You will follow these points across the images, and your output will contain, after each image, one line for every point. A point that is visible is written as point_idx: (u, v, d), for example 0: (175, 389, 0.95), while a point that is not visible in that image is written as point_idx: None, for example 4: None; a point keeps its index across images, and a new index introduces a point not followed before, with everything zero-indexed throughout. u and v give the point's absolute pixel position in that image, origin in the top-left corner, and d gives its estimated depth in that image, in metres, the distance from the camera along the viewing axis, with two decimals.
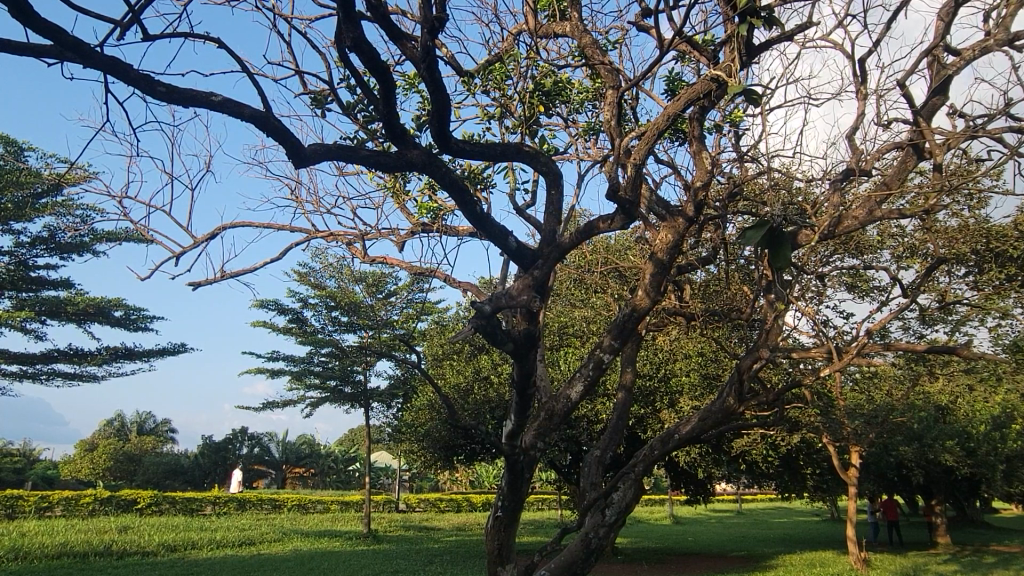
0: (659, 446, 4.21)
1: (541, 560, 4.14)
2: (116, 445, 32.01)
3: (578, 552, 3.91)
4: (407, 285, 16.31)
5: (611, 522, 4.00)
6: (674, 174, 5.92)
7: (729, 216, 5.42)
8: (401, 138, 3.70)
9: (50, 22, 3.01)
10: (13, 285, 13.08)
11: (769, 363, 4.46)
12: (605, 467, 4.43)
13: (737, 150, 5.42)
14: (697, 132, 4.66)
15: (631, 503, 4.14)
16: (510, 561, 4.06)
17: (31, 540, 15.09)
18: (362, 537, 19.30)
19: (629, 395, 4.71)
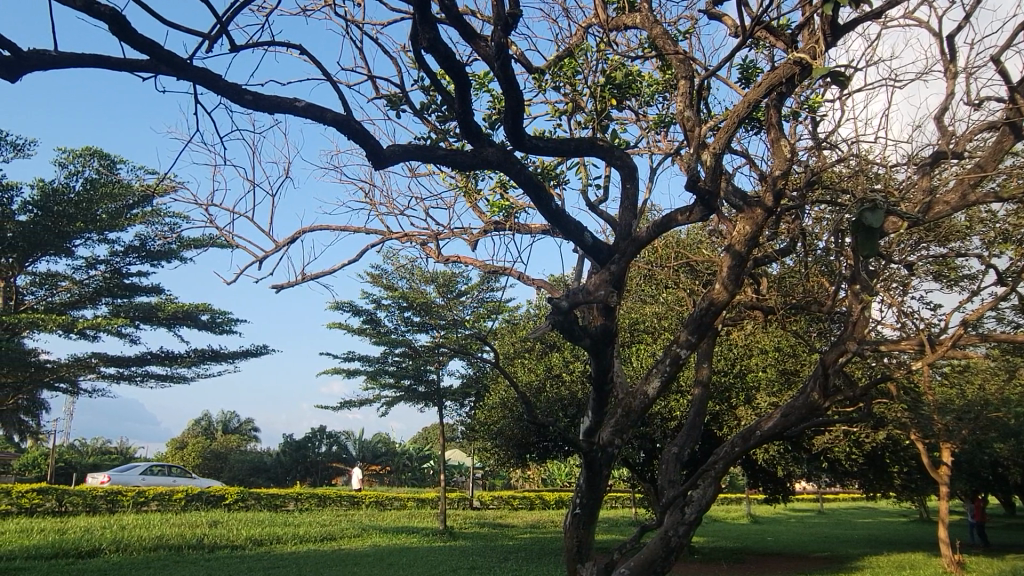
0: (740, 443, 4.06)
1: (620, 559, 4.00)
2: (203, 443, 33.44)
3: (659, 549, 3.79)
4: (478, 284, 16.43)
5: (691, 520, 3.88)
6: (749, 163, 5.77)
7: (809, 205, 5.22)
8: (476, 137, 3.68)
9: (146, 38, 3.13)
10: (110, 292, 13.79)
11: (856, 357, 4.21)
12: (682, 464, 4.29)
13: (816, 137, 5.23)
14: (775, 120, 4.50)
15: (711, 501, 4.01)
16: (589, 560, 3.87)
17: (130, 532, 15.93)
18: (438, 534, 19.56)
19: (706, 392, 4.56)
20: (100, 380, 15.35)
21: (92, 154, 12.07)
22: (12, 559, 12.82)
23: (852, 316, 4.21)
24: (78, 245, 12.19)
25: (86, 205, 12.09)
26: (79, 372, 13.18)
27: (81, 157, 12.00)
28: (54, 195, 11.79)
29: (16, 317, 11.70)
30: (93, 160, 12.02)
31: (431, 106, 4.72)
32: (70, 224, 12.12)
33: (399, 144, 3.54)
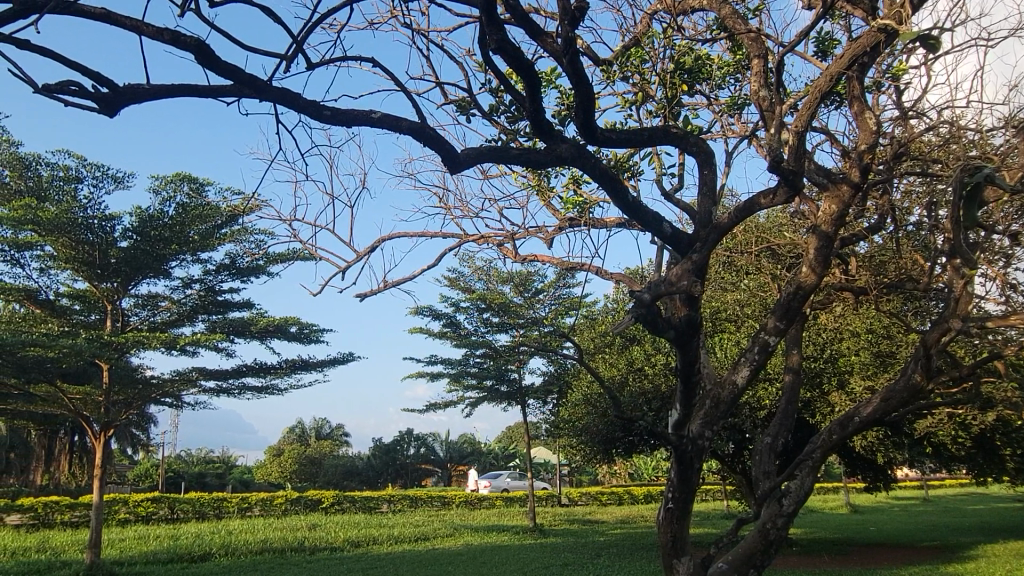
0: (838, 430, 3.85)
1: (717, 554, 3.82)
2: (299, 450, 34.76)
3: (757, 543, 3.63)
4: (554, 281, 16.43)
5: (789, 512, 3.73)
6: (830, 139, 5.54)
7: (897, 179, 4.95)
8: (548, 133, 3.60)
9: (229, 62, 3.20)
10: (205, 309, 14.44)
11: (961, 335, 3.92)
12: (777, 455, 4.08)
13: (901, 108, 4.96)
14: (858, 92, 4.28)
15: (810, 493, 3.84)
16: (686, 555, 3.64)
17: (236, 537, 16.68)
18: (528, 531, 19.65)
19: (797, 379, 4.34)
20: (202, 393, 16.09)
21: (182, 180, 12.68)
22: (133, 564, 13.65)
23: (953, 292, 3.94)
24: (175, 267, 12.86)
25: (180, 227, 12.72)
26: (182, 387, 13.88)
27: (173, 182, 12.64)
28: (151, 221, 12.45)
29: (124, 338, 12.42)
30: (184, 185, 12.62)
31: (499, 107, 4.71)
32: (166, 247, 12.78)
33: (474, 146, 3.51)
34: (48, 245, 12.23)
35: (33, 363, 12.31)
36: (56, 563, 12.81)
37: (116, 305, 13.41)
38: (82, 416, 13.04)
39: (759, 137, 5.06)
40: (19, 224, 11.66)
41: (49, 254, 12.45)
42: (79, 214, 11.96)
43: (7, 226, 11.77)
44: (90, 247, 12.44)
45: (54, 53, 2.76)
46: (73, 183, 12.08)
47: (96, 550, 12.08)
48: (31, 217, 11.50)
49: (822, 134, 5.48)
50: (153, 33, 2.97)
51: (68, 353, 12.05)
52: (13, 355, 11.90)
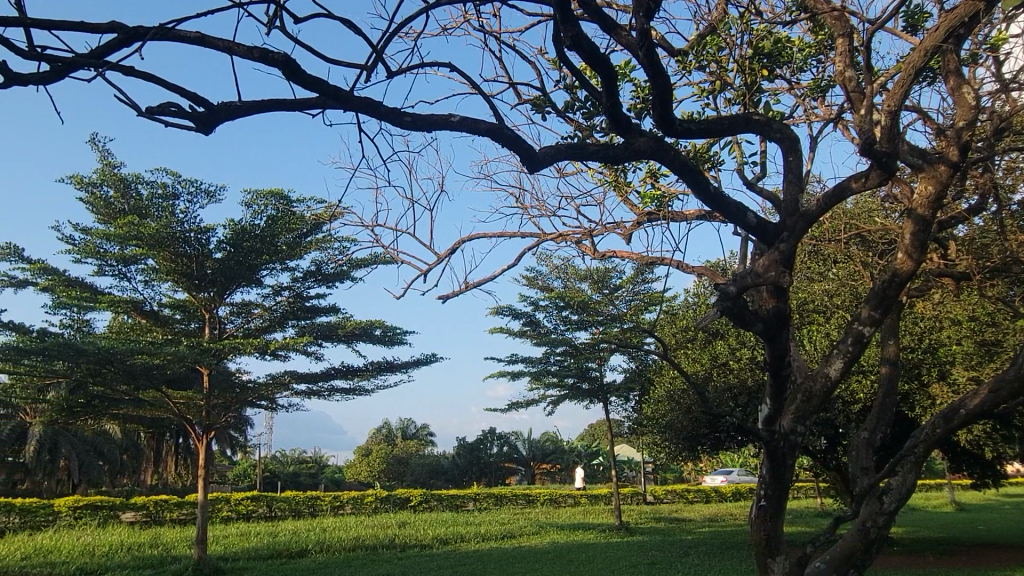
0: (942, 424, 3.53)
1: (815, 551, 3.60)
2: (386, 449, 35.69)
3: (857, 542, 3.39)
4: (632, 276, 16.24)
5: (891, 510, 3.46)
6: (922, 118, 5.29)
7: (999, 156, 4.64)
8: (625, 127, 3.44)
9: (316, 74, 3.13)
10: (294, 314, 15.02)
11: None
12: (875, 451, 3.87)
13: (1000, 80, 4.66)
14: (953, 66, 4.04)
15: (912, 489, 3.60)
16: (781, 555, 3.36)
17: (330, 534, 17.24)
18: (614, 529, 19.50)
19: (894, 371, 4.08)
20: (294, 396, 16.73)
21: (271, 192, 13.21)
22: (237, 559, 14.34)
23: None
24: (266, 276, 13.43)
25: (270, 238, 13.27)
26: (276, 390, 14.44)
27: (262, 196, 13.20)
28: (243, 234, 13.02)
29: (222, 344, 13.06)
30: (272, 198, 13.14)
31: (573, 104, 4.62)
32: (258, 257, 13.37)
33: (552, 144, 3.40)
34: (151, 259, 12.95)
35: (141, 370, 13.09)
36: (167, 558, 13.60)
37: (214, 314, 14.12)
38: (186, 419, 13.79)
39: (846, 119, 4.86)
40: (125, 240, 12.43)
41: (152, 268, 13.18)
42: (177, 228, 12.65)
43: (114, 242, 12.56)
44: (188, 259, 13.15)
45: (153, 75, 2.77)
46: (171, 199, 12.79)
47: (202, 546, 12.74)
48: (135, 233, 12.21)
49: (913, 113, 5.24)
50: (244, 52, 2.96)
51: (172, 359, 12.76)
52: (124, 363, 12.70)
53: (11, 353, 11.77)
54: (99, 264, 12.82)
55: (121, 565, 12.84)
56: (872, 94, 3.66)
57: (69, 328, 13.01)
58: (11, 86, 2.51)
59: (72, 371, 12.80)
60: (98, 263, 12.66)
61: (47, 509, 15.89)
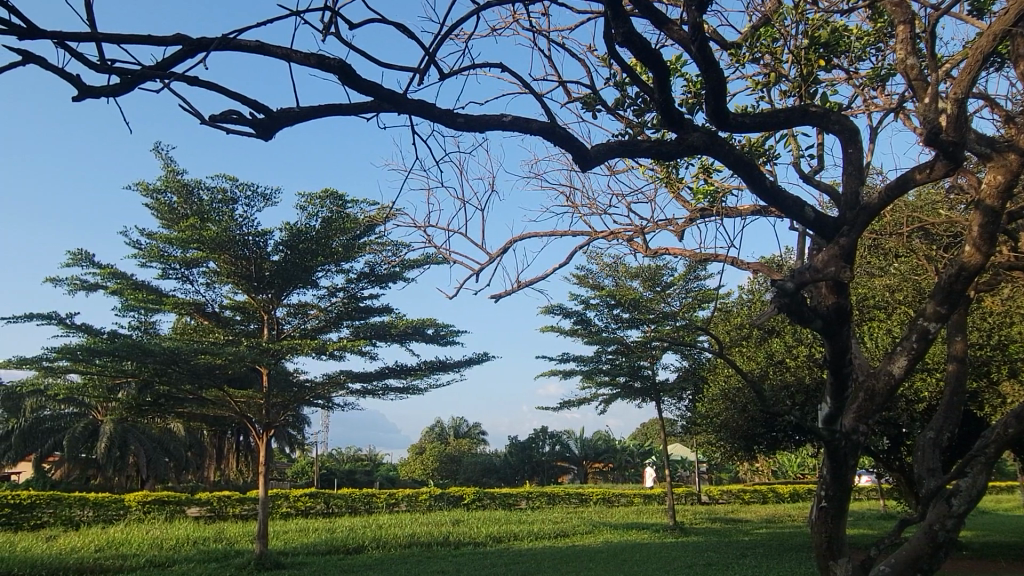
0: (1015, 422, 3.26)
1: (878, 556, 3.36)
2: (439, 448, 36.05)
3: (923, 545, 3.13)
4: (685, 273, 16.02)
5: (960, 512, 3.17)
6: (990, 104, 5.09)
7: None
8: (678, 123, 3.32)
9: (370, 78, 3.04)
10: (349, 315, 15.30)
11: None
12: (945, 453, 3.70)
13: None
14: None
15: (984, 491, 3.25)
16: (844, 557, 3.25)
17: (386, 531, 17.51)
18: (668, 529, 19.30)
19: (963, 369, 3.90)
20: (350, 395, 17.04)
21: (326, 195, 13.49)
22: (296, 554, 14.71)
23: None
24: (321, 277, 13.72)
25: (324, 239, 13.56)
26: (332, 389, 14.72)
27: (317, 198, 13.48)
28: (299, 236, 13.32)
29: (280, 345, 13.39)
30: (327, 199, 13.43)
31: (623, 101, 4.55)
32: (313, 258, 13.66)
33: (603, 142, 3.30)
34: (212, 261, 13.38)
35: (205, 369, 13.53)
36: (231, 552, 14.02)
37: (272, 315, 14.49)
38: (246, 417, 14.20)
39: (908, 108, 4.70)
40: (186, 244, 12.85)
41: (213, 270, 13.62)
42: (236, 232, 13.03)
43: (177, 246, 13.00)
44: (247, 262, 13.53)
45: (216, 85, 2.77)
46: (230, 204, 13.17)
47: (264, 541, 13.09)
48: (197, 236, 12.61)
49: (980, 99, 5.04)
50: (302, 59, 2.92)
51: (233, 359, 13.15)
52: (188, 363, 13.15)
53: (84, 354, 12.33)
54: (163, 268, 13.29)
55: (187, 558, 13.31)
56: (937, 80, 3.52)
57: (137, 330, 13.53)
58: (83, 98, 2.58)
59: (139, 372, 13.31)
60: (162, 267, 13.14)
61: (118, 503, 16.57)
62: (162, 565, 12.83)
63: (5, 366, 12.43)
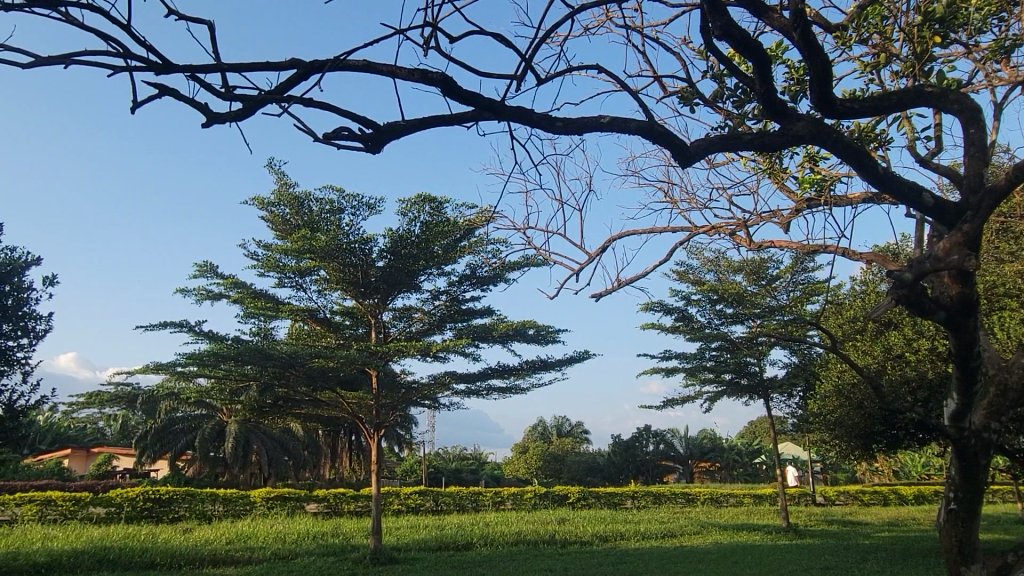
0: None
1: (1016, 562, 3.19)
2: (542, 447, 36.30)
3: None
4: (791, 266, 15.48)
5: None
6: None
7: None
8: (781, 113, 3.22)
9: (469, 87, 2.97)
10: (452, 317, 15.70)
11: None
12: None
13: None
14: None
15: None
16: (978, 563, 3.09)
17: (494, 529, 17.85)
18: (782, 531, 18.67)
19: None
20: (455, 396, 17.44)
21: (424, 201, 13.92)
22: (408, 550, 15.27)
23: None
24: (424, 280, 14.15)
25: (425, 244, 13.99)
26: (437, 390, 15.14)
27: (416, 204, 13.94)
28: (401, 241, 13.84)
29: (387, 347, 13.91)
30: (426, 204, 13.85)
31: (723, 94, 4.37)
32: (415, 263, 14.13)
33: (702, 137, 3.23)
34: (322, 270, 14.05)
35: (319, 372, 14.25)
36: (348, 547, 14.73)
37: (379, 319, 15.07)
38: (358, 418, 14.83)
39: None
40: (299, 254, 13.57)
41: (323, 278, 14.30)
42: (344, 240, 13.66)
43: (292, 256, 13.73)
44: (354, 269, 14.13)
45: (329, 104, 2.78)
46: (337, 214, 13.83)
47: (378, 536, 13.63)
48: (308, 246, 13.32)
49: None
50: (406, 75, 2.87)
51: (345, 362, 13.77)
52: (304, 366, 13.88)
53: (211, 359, 13.27)
54: (279, 277, 14.10)
55: (308, 552, 14.07)
56: None
57: (257, 335, 14.40)
58: (211, 124, 2.62)
59: (260, 375, 14.19)
60: (279, 276, 13.94)
61: (245, 499, 17.70)
62: (286, 557, 13.63)
63: (144, 371, 13.56)
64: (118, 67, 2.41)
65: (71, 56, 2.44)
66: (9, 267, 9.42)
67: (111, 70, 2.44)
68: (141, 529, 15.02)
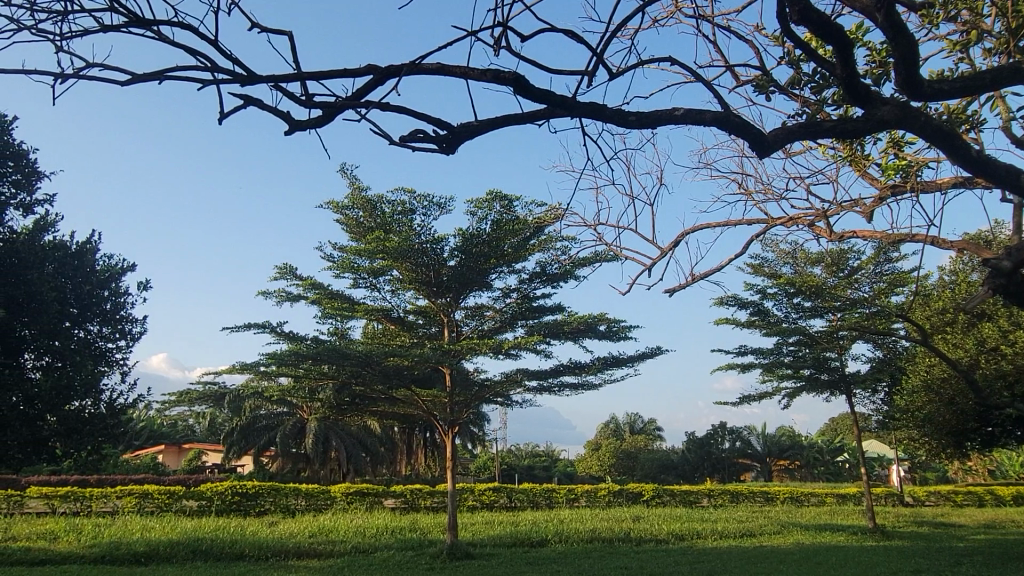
0: None
1: None
2: (615, 444, 36.02)
3: None
4: (873, 256, 14.89)
5: None
6: None
7: None
8: (865, 97, 3.08)
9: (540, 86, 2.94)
10: (524, 315, 15.74)
11: None
12: None
13: None
14: None
15: None
16: None
17: (569, 526, 17.83)
18: (868, 532, 17.97)
19: None
20: (526, 393, 17.52)
21: (493, 199, 14.03)
22: (484, 546, 15.42)
23: None
24: (495, 278, 14.27)
25: (496, 243, 14.09)
26: (510, 387, 15.22)
27: (486, 203, 14.05)
28: (472, 240, 13.99)
29: (460, 346, 14.07)
30: (495, 203, 13.95)
31: (800, 80, 4.22)
32: (486, 261, 14.25)
33: (782, 126, 3.13)
34: (395, 270, 14.37)
35: (394, 370, 14.57)
36: (426, 542, 15.00)
37: (451, 317, 15.28)
38: (433, 416, 15.07)
39: None
40: (373, 254, 13.90)
41: (396, 278, 14.59)
42: (416, 241, 13.90)
43: (365, 257, 14.08)
44: (427, 269, 14.37)
45: (403, 108, 2.84)
46: (409, 214, 14.08)
47: (453, 532, 13.81)
48: (382, 247, 13.62)
49: None
50: (478, 75, 2.89)
51: (419, 360, 14.02)
52: (380, 365, 14.22)
53: (292, 359, 13.74)
54: (354, 278, 14.47)
55: (388, 546, 14.41)
56: None
57: (335, 335, 14.82)
58: (293, 132, 2.74)
59: (338, 374, 14.58)
60: (354, 277, 14.31)
61: (326, 494, 18.27)
62: (366, 551, 14.00)
63: (230, 371, 14.17)
64: (207, 81, 2.57)
65: (163, 71, 2.59)
66: (109, 273, 9.94)
67: (201, 83, 2.58)
68: (230, 521, 15.72)
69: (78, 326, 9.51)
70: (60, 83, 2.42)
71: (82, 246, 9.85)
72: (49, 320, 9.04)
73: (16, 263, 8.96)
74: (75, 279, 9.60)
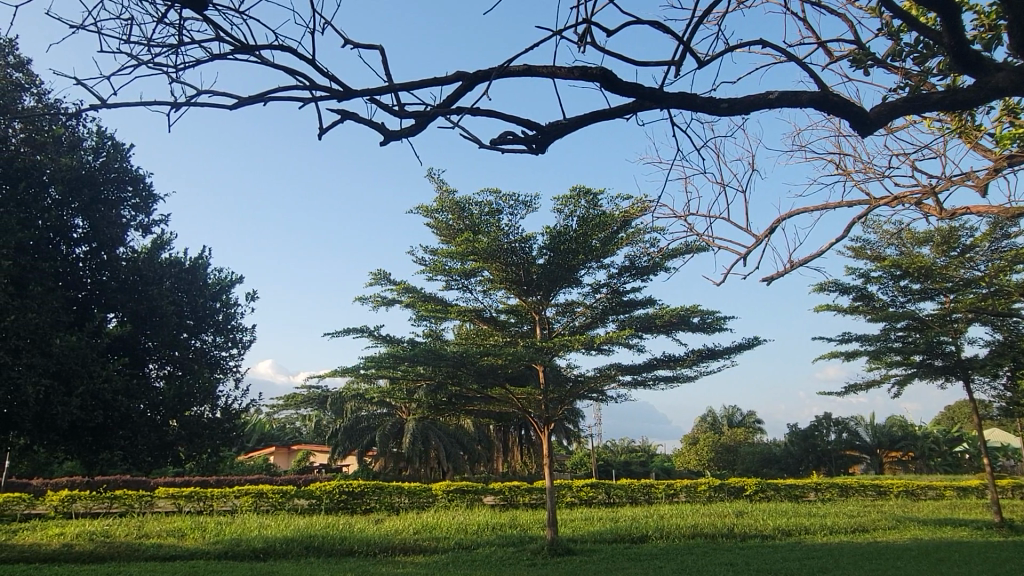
0: None
1: None
2: (714, 438, 35.20)
3: None
4: (987, 233, 13.96)
5: None
6: None
7: None
8: (976, 64, 2.87)
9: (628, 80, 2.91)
10: (614, 310, 15.63)
11: None
12: None
13: None
14: None
15: None
16: None
17: (669, 521, 17.59)
18: (994, 527, 16.85)
19: None
20: (621, 388, 17.40)
21: (578, 195, 14.01)
22: (585, 542, 15.42)
23: None
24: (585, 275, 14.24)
25: (584, 238, 14.06)
26: (603, 383, 15.14)
27: (571, 199, 14.05)
28: (559, 237, 14.02)
29: (552, 343, 14.08)
30: (581, 199, 13.93)
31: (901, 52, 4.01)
32: (575, 258, 14.23)
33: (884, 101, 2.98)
34: (486, 270, 14.56)
35: (488, 369, 14.79)
36: (526, 538, 15.15)
37: (543, 315, 15.36)
38: (528, 413, 15.18)
39: None
40: (464, 256, 14.12)
41: (487, 279, 14.79)
42: (504, 241, 14.05)
43: (457, 259, 14.33)
44: (517, 268, 14.50)
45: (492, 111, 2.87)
46: (497, 215, 14.22)
47: (553, 528, 13.86)
48: (471, 248, 13.86)
49: None
50: (566, 73, 2.90)
51: (512, 359, 14.17)
52: (474, 364, 14.45)
53: (390, 361, 14.16)
54: (447, 279, 14.74)
55: (490, 542, 14.64)
56: None
57: (430, 336, 15.18)
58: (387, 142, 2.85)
59: (434, 374, 14.86)
60: (446, 279, 14.58)
61: (427, 492, 18.71)
62: (468, 547, 14.28)
63: (333, 374, 14.72)
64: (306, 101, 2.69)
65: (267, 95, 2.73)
66: (219, 286, 10.54)
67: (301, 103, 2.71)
68: (339, 519, 16.35)
69: (194, 337, 10.11)
70: (176, 114, 2.59)
71: (194, 262, 10.53)
72: (168, 333, 9.64)
73: (138, 280, 9.48)
74: (190, 293, 10.22)
